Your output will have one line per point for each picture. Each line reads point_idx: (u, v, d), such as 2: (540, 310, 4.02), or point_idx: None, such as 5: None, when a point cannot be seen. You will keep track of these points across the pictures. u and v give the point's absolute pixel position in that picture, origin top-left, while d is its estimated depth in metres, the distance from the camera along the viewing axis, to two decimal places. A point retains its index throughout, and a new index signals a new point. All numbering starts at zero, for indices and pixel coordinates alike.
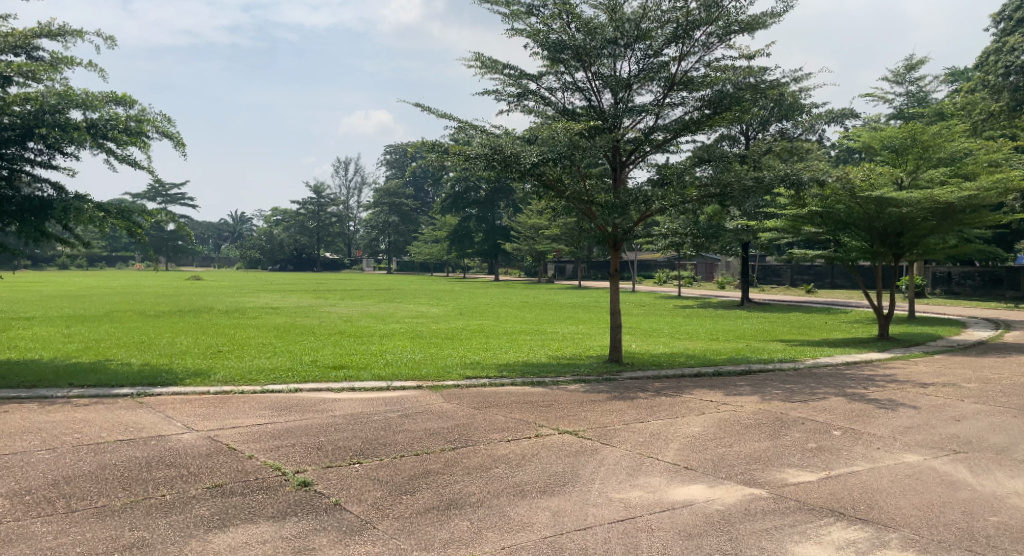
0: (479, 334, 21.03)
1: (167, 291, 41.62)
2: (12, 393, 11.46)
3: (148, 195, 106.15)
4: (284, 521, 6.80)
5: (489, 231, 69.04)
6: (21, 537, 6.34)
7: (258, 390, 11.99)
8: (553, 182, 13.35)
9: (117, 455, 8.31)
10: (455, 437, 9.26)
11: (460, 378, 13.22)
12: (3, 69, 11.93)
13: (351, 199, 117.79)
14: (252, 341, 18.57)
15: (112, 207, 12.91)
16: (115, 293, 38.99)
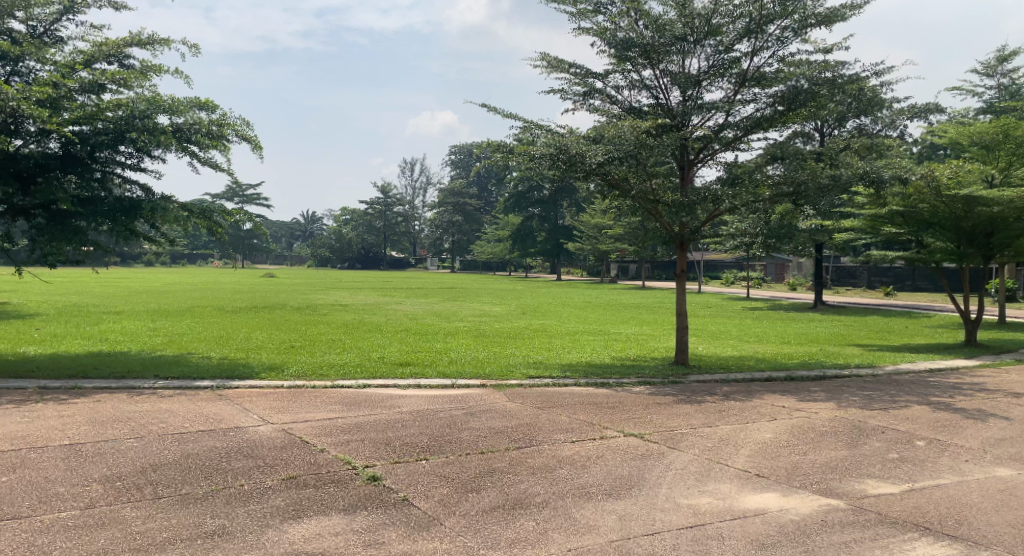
0: (542, 334, 20.96)
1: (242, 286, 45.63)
2: (103, 384, 11.88)
3: (225, 196, 109.55)
4: (354, 514, 6.86)
5: (552, 231, 68.96)
6: (113, 521, 6.55)
7: (329, 385, 12.22)
8: (618, 181, 13.17)
9: (199, 444, 8.56)
10: (519, 436, 9.23)
11: (523, 378, 13.20)
12: (98, 76, 12.37)
13: (415, 199, 119.27)
14: (322, 337, 18.94)
15: (195, 207, 13.39)
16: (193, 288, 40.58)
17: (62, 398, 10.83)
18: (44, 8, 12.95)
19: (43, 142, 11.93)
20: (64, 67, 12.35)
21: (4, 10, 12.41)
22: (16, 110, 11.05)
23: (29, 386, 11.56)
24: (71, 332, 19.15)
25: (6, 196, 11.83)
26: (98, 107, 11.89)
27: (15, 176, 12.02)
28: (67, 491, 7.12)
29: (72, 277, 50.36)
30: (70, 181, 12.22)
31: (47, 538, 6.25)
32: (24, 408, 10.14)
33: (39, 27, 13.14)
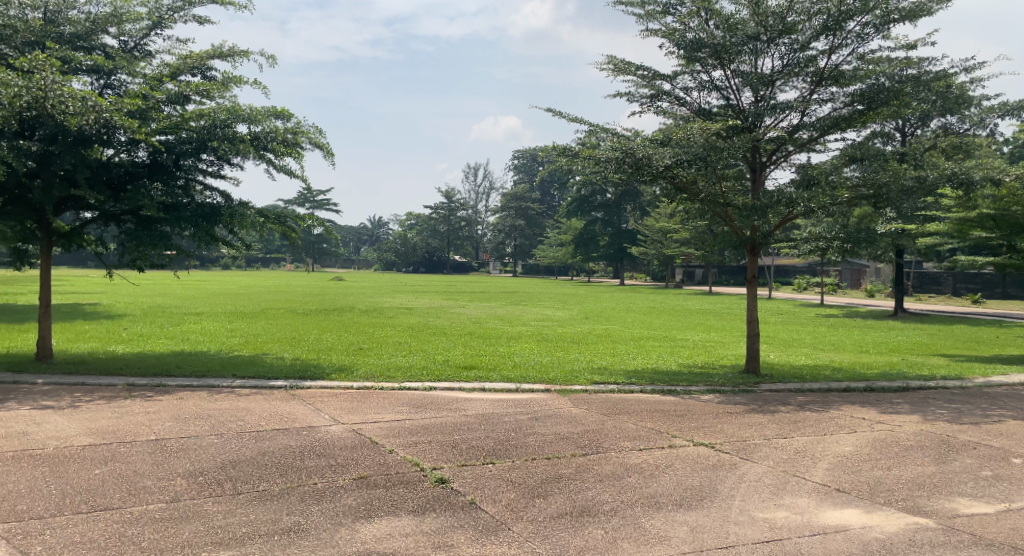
0: (607, 339, 20.85)
1: (312, 286, 52.12)
2: (184, 381, 12.30)
3: (297, 201, 112.17)
4: (423, 516, 6.88)
5: (616, 234, 68.38)
6: (196, 515, 6.72)
7: (397, 386, 12.36)
8: (687, 184, 12.97)
9: (275, 442, 8.73)
10: (585, 442, 9.13)
11: (588, 383, 13.11)
12: (183, 88, 12.78)
13: (477, 204, 120.11)
14: (389, 340, 19.21)
15: (270, 213, 13.72)
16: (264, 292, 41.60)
17: (148, 394, 11.23)
18: (135, 24, 13.44)
19: (132, 152, 12.40)
20: (152, 80, 12.79)
21: (98, 27, 12.97)
22: (108, 122, 11.49)
23: (118, 383, 12.02)
24: (154, 332, 19.89)
25: (98, 202, 12.36)
26: (183, 117, 12.23)
27: (106, 183, 12.54)
28: (154, 484, 7.34)
29: (157, 277, 57.83)
30: (157, 188, 12.69)
31: (136, 529, 6.44)
32: (113, 403, 10.54)
33: (130, 42, 13.65)
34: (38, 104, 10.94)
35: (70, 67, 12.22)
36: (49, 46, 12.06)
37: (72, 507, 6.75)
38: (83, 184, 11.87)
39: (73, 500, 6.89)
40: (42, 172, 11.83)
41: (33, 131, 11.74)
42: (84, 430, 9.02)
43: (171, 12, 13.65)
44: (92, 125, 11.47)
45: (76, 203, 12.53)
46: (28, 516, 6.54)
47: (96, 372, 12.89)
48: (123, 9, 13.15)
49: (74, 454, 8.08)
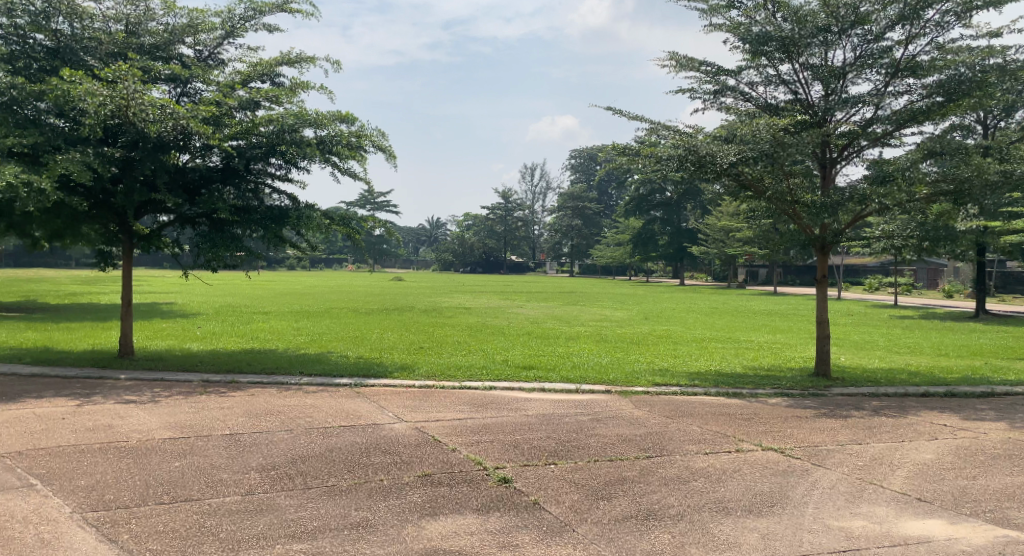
0: (668, 340, 20.58)
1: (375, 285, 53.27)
2: (254, 378, 12.62)
3: (357, 203, 114.12)
4: (487, 515, 6.89)
5: (675, 234, 67.52)
6: (269, 508, 6.86)
7: (458, 386, 12.40)
8: (752, 182, 12.69)
9: (342, 439, 8.86)
10: (649, 445, 9.01)
11: (650, 384, 12.97)
12: (253, 94, 13.10)
13: (534, 204, 120.19)
14: (449, 339, 19.32)
15: (335, 215, 13.92)
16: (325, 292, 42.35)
17: (221, 391, 11.54)
18: (209, 34, 13.82)
19: (206, 157, 12.78)
20: (225, 87, 13.13)
21: (175, 38, 13.40)
22: (185, 129, 11.87)
23: (194, 379, 12.40)
24: (223, 330, 20.43)
25: (175, 206, 12.80)
26: (253, 123, 12.46)
27: (183, 187, 12.98)
28: (229, 477, 7.52)
29: (227, 278, 60.17)
30: (230, 191, 13.09)
31: (214, 520, 6.61)
32: (189, 398, 10.86)
33: (205, 52, 14.06)
34: (121, 112, 11.36)
35: (149, 76, 12.64)
36: (131, 57, 12.51)
37: (155, 497, 6.98)
38: (162, 188, 12.30)
39: (155, 491, 7.11)
40: (124, 177, 12.30)
41: (116, 138, 12.20)
42: (164, 424, 9.31)
43: (243, 21, 13.99)
44: (170, 131, 11.86)
45: (156, 207, 13.00)
46: (115, 505, 6.78)
47: (173, 368, 13.35)
48: (199, 20, 13.55)
49: (154, 447, 8.34)
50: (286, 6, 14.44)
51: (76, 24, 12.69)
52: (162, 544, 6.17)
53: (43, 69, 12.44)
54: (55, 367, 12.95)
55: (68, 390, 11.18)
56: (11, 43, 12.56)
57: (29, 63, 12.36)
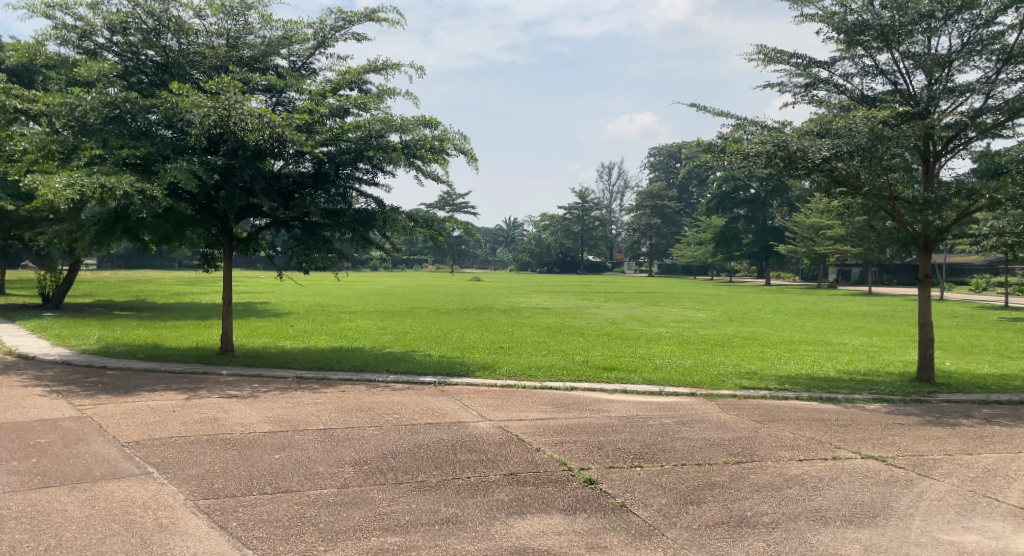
0: (755, 342, 20.07)
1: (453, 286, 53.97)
2: (344, 375, 12.93)
3: (436, 205, 115.73)
4: (574, 515, 6.88)
5: (760, 233, 65.80)
6: (363, 501, 7.02)
7: (539, 386, 12.42)
8: (847, 178, 12.09)
9: (430, 436, 8.99)
10: (738, 449, 8.81)
11: (737, 388, 12.67)
12: (344, 101, 13.46)
13: (612, 203, 119.36)
14: (530, 339, 19.36)
15: (419, 217, 14.12)
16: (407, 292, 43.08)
17: (314, 387, 11.88)
18: (302, 44, 14.25)
19: (299, 163, 13.25)
20: (316, 95, 13.53)
21: (271, 49, 13.88)
22: (281, 137, 12.33)
23: (289, 375, 12.82)
24: (312, 328, 21.02)
25: (271, 210, 13.29)
26: (342, 129, 12.84)
27: (278, 193, 13.49)
28: (325, 470, 7.74)
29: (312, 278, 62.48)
30: (320, 196, 13.54)
31: (314, 510, 6.81)
32: (285, 394, 11.22)
33: (298, 62, 14.51)
34: (223, 122, 11.80)
35: (248, 88, 13.16)
36: (231, 69, 13.05)
37: (259, 488, 7.24)
38: (259, 193, 12.81)
39: (259, 482, 7.38)
40: (225, 184, 12.88)
41: (218, 147, 12.77)
42: (263, 418, 9.66)
43: (334, 32, 14.38)
44: (266, 139, 12.33)
45: (253, 211, 13.54)
46: (222, 493, 7.07)
47: (268, 364, 13.85)
48: (293, 31, 14.02)
49: (256, 439, 8.66)
50: (374, 15, 14.76)
51: (182, 39, 13.28)
52: (267, 532, 6.40)
53: (153, 83, 13.12)
54: (164, 363, 13.63)
55: (176, 384, 11.75)
56: (124, 59, 13.29)
57: (140, 78, 13.05)
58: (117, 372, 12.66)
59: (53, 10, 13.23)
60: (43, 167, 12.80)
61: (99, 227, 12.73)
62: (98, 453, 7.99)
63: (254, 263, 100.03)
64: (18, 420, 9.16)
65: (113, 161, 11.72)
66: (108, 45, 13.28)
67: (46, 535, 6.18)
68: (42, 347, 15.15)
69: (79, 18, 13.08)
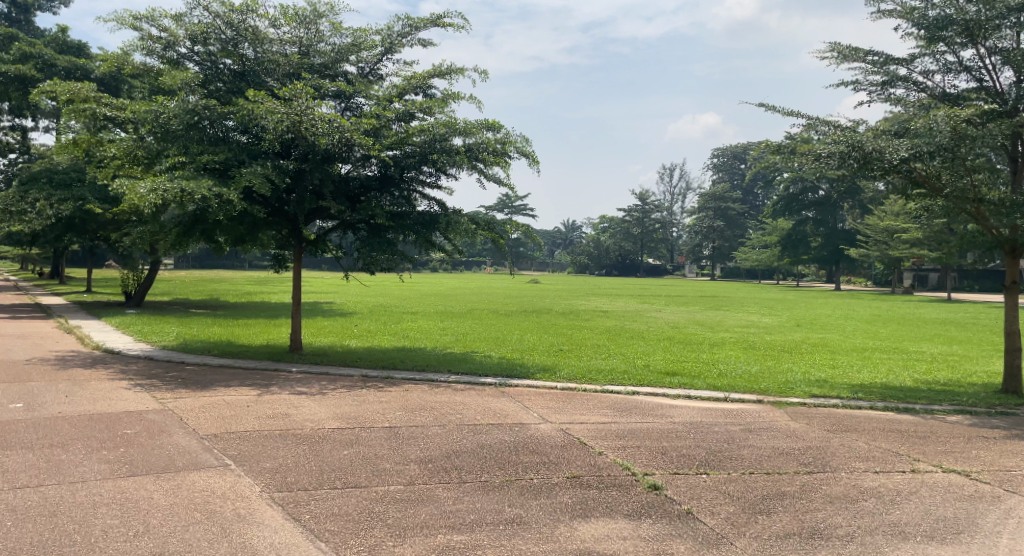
0: (824, 349, 19.50)
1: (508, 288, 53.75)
2: (407, 375, 13.05)
3: (495, 207, 116.21)
4: (639, 520, 6.79)
5: (829, 235, 64.46)
6: (428, 499, 7.06)
7: (600, 389, 12.30)
8: (927, 179, 11.64)
9: (492, 437, 8.99)
10: (810, 459, 8.56)
11: (807, 396, 12.31)
12: (409, 105, 13.59)
13: (674, 204, 117.89)
14: (590, 342, 19.25)
15: (481, 219, 14.13)
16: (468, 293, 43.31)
17: (379, 385, 12.03)
18: (370, 51, 14.46)
19: (365, 168, 13.38)
20: (383, 100, 13.68)
21: (340, 56, 14.12)
22: (349, 141, 12.55)
23: (354, 374, 13.01)
24: (376, 328, 21.29)
25: (338, 213, 13.49)
26: (407, 133, 12.94)
27: (346, 195, 13.67)
28: (391, 467, 7.81)
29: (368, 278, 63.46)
30: (386, 199, 13.75)
31: (382, 506, 6.88)
32: (352, 392, 11.39)
33: (366, 68, 14.71)
34: (296, 128, 12.07)
35: (318, 94, 13.43)
36: (304, 76, 13.34)
37: (329, 482, 7.35)
38: (328, 196, 13.06)
39: (329, 477, 7.49)
40: (296, 187, 13.17)
41: (289, 151, 13.08)
42: (331, 414, 9.82)
43: (401, 38, 14.56)
44: (336, 144, 12.58)
45: (321, 214, 13.79)
46: (295, 486, 7.20)
47: (335, 363, 14.08)
48: (362, 39, 14.24)
49: (325, 435, 8.80)
50: (440, 20, 14.90)
51: (258, 48, 13.63)
52: (338, 525, 6.50)
53: (231, 91, 13.50)
54: (237, 360, 13.99)
55: (249, 380, 12.05)
56: (204, 68, 13.69)
57: (219, 85, 13.42)
58: (195, 367, 13.06)
59: (140, 22, 13.74)
60: (129, 172, 13.31)
61: (179, 229, 13.16)
62: (179, 445, 8.24)
63: (320, 264, 102.15)
64: (104, 412, 9.52)
65: (193, 166, 12.10)
66: (189, 55, 13.71)
67: (135, 521, 6.39)
68: (126, 343, 15.73)
69: (164, 29, 13.56)
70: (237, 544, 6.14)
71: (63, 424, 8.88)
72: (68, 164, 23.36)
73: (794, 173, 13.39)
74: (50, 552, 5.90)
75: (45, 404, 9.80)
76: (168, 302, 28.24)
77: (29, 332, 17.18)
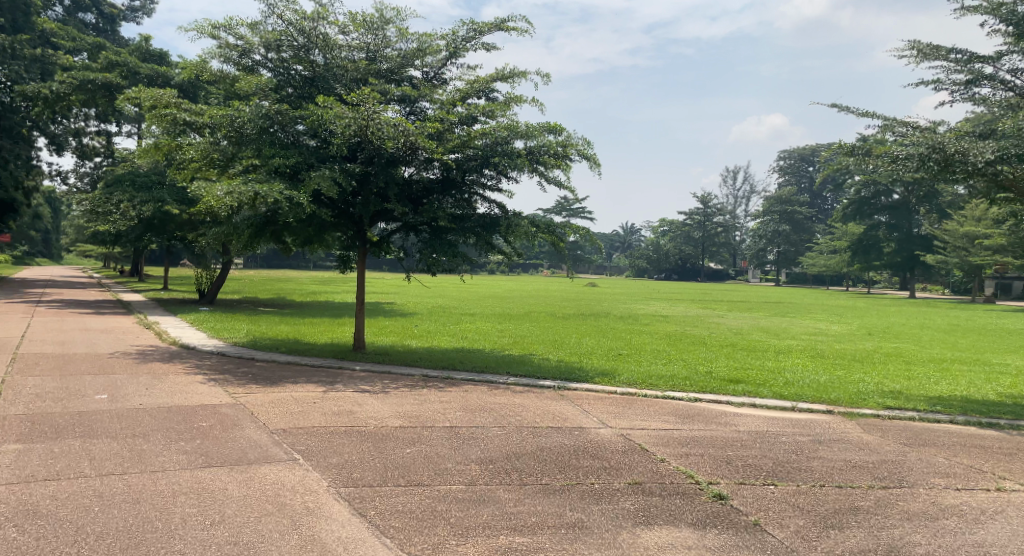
0: (897, 359, 18.80)
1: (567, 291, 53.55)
2: (467, 376, 13.08)
3: (555, 209, 116.08)
4: (705, 530, 6.63)
5: (905, 241, 61.80)
6: (489, 500, 7.03)
7: (660, 395, 12.11)
8: (1014, 183, 11.14)
9: (552, 440, 8.92)
10: (884, 473, 8.23)
11: (879, 408, 11.87)
12: (472, 109, 13.63)
13: (738, 208, 115.59)
14: (650, 347, 18.99)
15: (541, 222, 14.03)
16: (528, 296, 43.19)
17: (440, 385, 12.09)
18: (435, 56, 14.56)
19: (428, 170, 13.54)
20: (447, 104, 13.76)
21: (406, 61, 14.25)
22: (414, 145, 12.66)
23: (415, 373, 13.10)
24: (437, 329, 21.44)
25: (402, 215, 13.63)
26: (469, 137, 13.06)
27: (408, 198, 13.81)
28: (453, 467, 7.81)
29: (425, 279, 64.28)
30: (447, 201, 13.82)
31: (445, 505, 6.88)
32: (414, 391, 11.47)
33: (431, 72, 14.81)
34: (363, 132, 12.26)
35: (385, 98, 13.61)
36: (371, 81, 13.52)
37: (393, 480, 7.39)
38: (392, 199, 13.22)
39: (393, 474, 7.54)
40: (362, 190, 13.36)
41: (356, 155, 13.31)
42: (394, 413, 9.89)
43: (465, 42, 14.62)
44: (401, 148, 12.72)
45: (385, 216, 13.94)
46: (360, 483, 7.27)
47: (397, 363, 14.22)
48: (427, 43, 14.34)
49: (389, 433, 8.88)
50: (504, 24, 14.90)
51: (328, 55, 13.87)
52: (403, 522, 6.53)
53: (301, 96, 13.76)
54: (304, 357, 14.26)
55: (315, 377, 12.26)
56: (277, 74, 14.00)
57: (291, 91, 13.72)
58: (263, 364, 13.36)
59: (218, 30, 14.15)
60: (206, 175, 13.75)
61: (251, 230, 13.50)
62: (251, 438, 8.42)
63: (383, 265, 103.95)
64: (180, 405, 9.80)
65: (266, 170, 12.42)
66: (263, 61, 14.05)
67: (211, 510, 6.54)
68: (201, 339, 16.23)
69: (240, 37, 13.93)
70: (306, 536, 6.23)
71: (143, 415, 9.19)
72: (149, 166, 24.15)
73: (867, 176, 12.96)
74: (134, 537, 6.08)
75: (127, 396, 10.15)
76: (240, 301, 29.06)
77: (111, 327, 17.87)
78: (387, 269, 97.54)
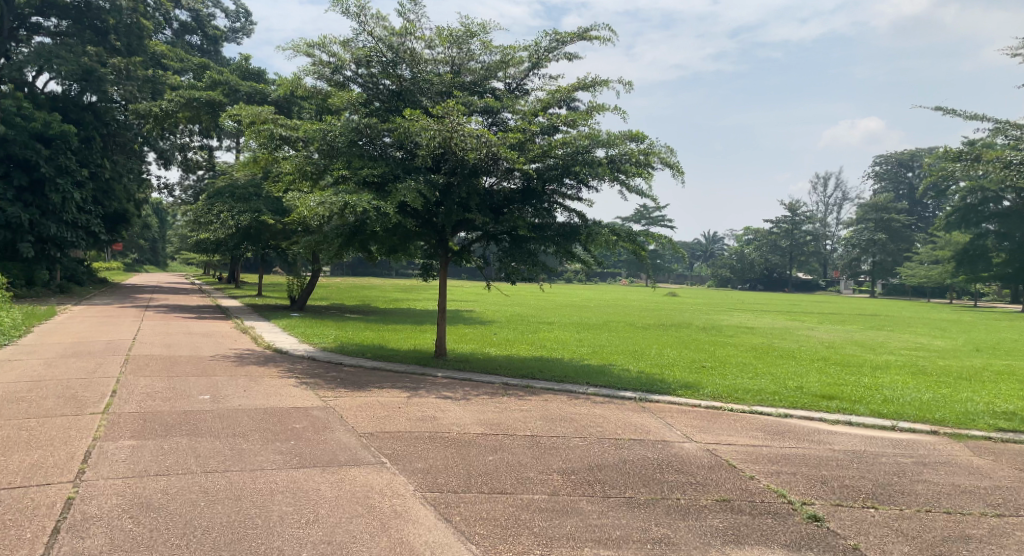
0: (1007, 377, 17.67)
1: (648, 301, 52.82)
2: (546, 385, 12.99)
3: (635, 218, 114.76)
4: (800, 553, 6.34)
5: (1016, 252, 57.94)
6: (573, 511, 6.91)
7: (748, 410, 11.72)
8: None
9: (635, 452, 8.71)
10: (997, 500, 7.69)
11: (989, 429, 11.13)
12: (554, 119, 13.56)
13: (830, 215, 111.54)
14: (734, 360, 18.46)
15: (623, 232, 13.78)
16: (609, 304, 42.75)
17: (522, 394, 12.04)
18: (517, 67, 14.58)
19: (509, 180, 13.55)
20: (529, 115, 13.73)
21: (489, 73, 14.32)
22: (496, 155, 12.66)
23: (496, 381, 13.10)
24: (518, 338, 21.43)
25: (483, 225, 13.65)
26: (550, 146, 12.98)
27: (490, 208, 13.81)
28: (535, 477, 7.72)
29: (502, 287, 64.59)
30: (528, 210, 13.77)
31: (529, 514, 6.80)
32: (495, 399, 11.46)
33: (513, 84, 14.85)
34: (447, 143, 12.35)
35: (468, 110, 13.71)
36: (455, 94, 13.64)
37: (476, 486, 7.37)
38: (474, 209, 13.26)
39: (477, 481, 7.51)
40: (444, 201, 13.45)
41: (439, 166, 13.43)
42: (476, 420, 9.88)
43: (548, 53, 14.58)
44: (483, 158, 12.75)
45: (467, 226, 13.98)
46: (445, 488, 7.27)
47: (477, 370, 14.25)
48: (510, 55, 14.37)
49: (472, 440, 8.87)
50: (586, 34, 14.80)
51: (415, 69, 14.06)
52: (489, 530, 6.48)
53: (387, 110, 14.02)
54: (389, 363, 14.48)
55: (400, 383, 12.41)
56: (366, 89, 14.31)
57: (379, 105, 14.01)
58: (349, 369, 13.62)
59: (312, 48, 14.56)
60: (299, 186, 14.15)
61: (340, 240, 13.78)
62: (340, 441, 8.55)
63: (463, 273, 104.92)
64: (274, 407, 10.06)
65: (356, 181, 12.69)
66: (354, 77, 14.37)
67: (306, 510, 6.66)
68: (292, 344, 16.70)
69: (333, 54, 14.30)
70: (395, 540, 6.25)
71: (242, 416, 9.47)
72: (246, 178, 25.09)
73: None
74: (235, 533, 6.23)
75: (225, 397, 10.50)
76: (330, 308, 29.87)
77: (211, 331, 18.61)
78: (467, 278, 98.38)
